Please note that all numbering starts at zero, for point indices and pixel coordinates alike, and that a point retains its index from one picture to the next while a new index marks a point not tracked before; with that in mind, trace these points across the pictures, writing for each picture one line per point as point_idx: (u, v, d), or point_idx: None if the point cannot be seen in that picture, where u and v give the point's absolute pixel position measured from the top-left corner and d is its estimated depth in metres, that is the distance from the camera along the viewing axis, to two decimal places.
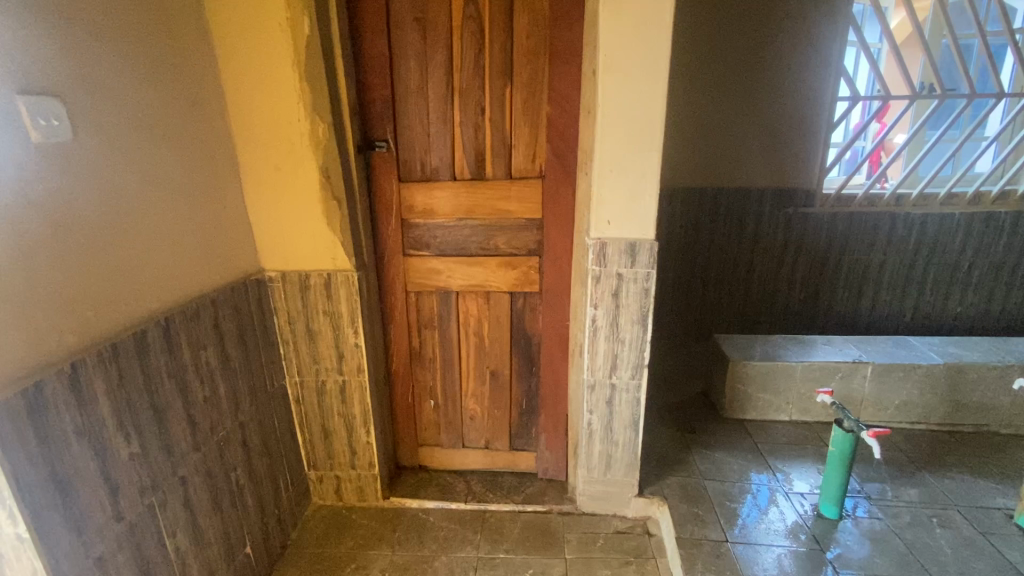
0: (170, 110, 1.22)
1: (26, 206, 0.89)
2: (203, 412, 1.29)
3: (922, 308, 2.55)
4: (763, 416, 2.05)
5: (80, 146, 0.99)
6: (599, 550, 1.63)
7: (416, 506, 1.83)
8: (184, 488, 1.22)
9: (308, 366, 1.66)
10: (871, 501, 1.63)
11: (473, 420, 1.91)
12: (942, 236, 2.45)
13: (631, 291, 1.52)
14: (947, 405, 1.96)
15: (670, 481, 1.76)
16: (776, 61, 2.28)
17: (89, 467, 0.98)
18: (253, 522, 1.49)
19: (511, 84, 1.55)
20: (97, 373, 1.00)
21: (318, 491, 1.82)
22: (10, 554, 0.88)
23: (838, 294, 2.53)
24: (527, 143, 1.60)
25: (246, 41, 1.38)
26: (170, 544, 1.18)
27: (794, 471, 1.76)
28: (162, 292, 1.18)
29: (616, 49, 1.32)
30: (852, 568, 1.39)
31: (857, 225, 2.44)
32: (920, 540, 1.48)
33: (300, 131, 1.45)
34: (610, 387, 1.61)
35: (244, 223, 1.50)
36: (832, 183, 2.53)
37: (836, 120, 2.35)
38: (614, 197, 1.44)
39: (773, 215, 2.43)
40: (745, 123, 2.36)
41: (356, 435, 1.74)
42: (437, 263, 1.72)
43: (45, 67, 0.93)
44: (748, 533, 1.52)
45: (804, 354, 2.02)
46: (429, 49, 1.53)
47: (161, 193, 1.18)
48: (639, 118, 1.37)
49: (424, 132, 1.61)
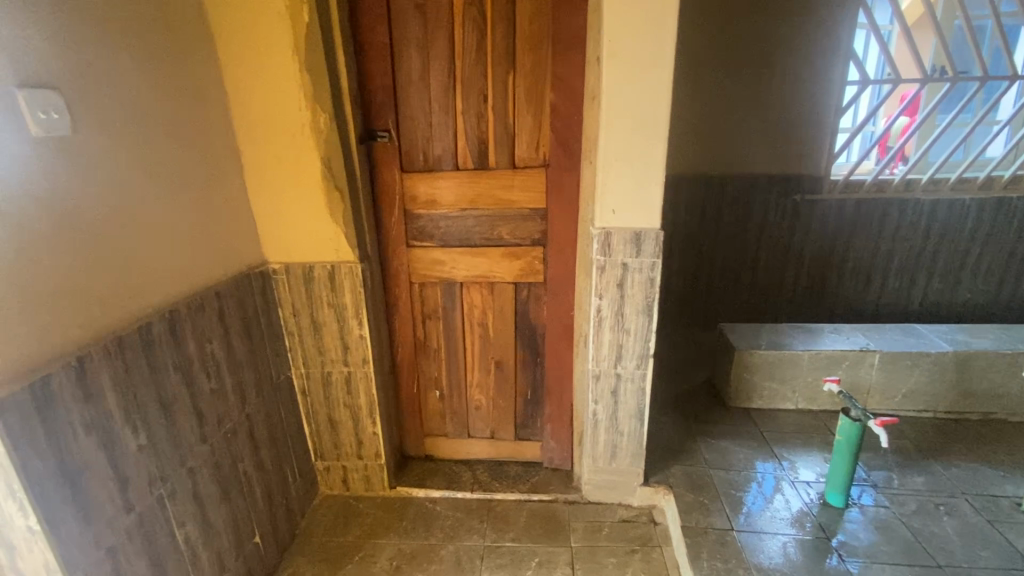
0: (171, 103, 1.22)
1: (28, 201, 0.89)
2: (209, 404, 1.29)
3: (931, 295, 2.53)
4: (769, 404, 2.04)
5: (81, 139, 0.99)
6: (604, 538, 1.64)
7: (422, 495, 1.84)
8: (192, 479, 1.23)
9: (314, 357, 1.67)
10: (877, 489, 1.63)
11: (479, 410, 1.91)
12: (952, 223, 2.42)
13: (636, 280, 1.51)
14: (956, 393, 1.95)
15: (676, 470, 1.76)
16: (784, 45, 2.24)
17: (98, 459, 0.99)
18: (261, 511, 1.50)
19: (514, 72, 1.52)
20: (103, 367, 1.00)
21: (325, 480, 1.84)
22: (23, 545, 0.90)
23: (846, 281, 2.50)
24: (530, 132, 1.58)
25: (245, 31, 1.36)
26: (180, 534, 1.19)
27: (799, 460, 1.76)
28: (165, 286, 1.18)
29: (620, 35, 1.29)
30: (858, 556, 1.39)
31: (866, 211, 2.41)
32: (927, 528, 1.47)
33: (301, 122, 1.43)
34: (616, 376, 1.61)
35: (247, 214, 1.49)
36: (840, 169, 2.50)
37: (845, 105, 2.31)
38: (619, 186, 1.42)
39: (780, 203, 2.41)
40: (752, 109, 2.32)
41: (361, 426, 1.75)
42: (441, 254, 1.72)
43: (43, 59, 0.92)
44: (753, 521, 1.52)
45: (811, 343, 2.01)
46: (430, 36, 1.51)
47: (163, 185, 1.18)
48: (645, 106, 1.35)
49: (426, 120, 1.60)
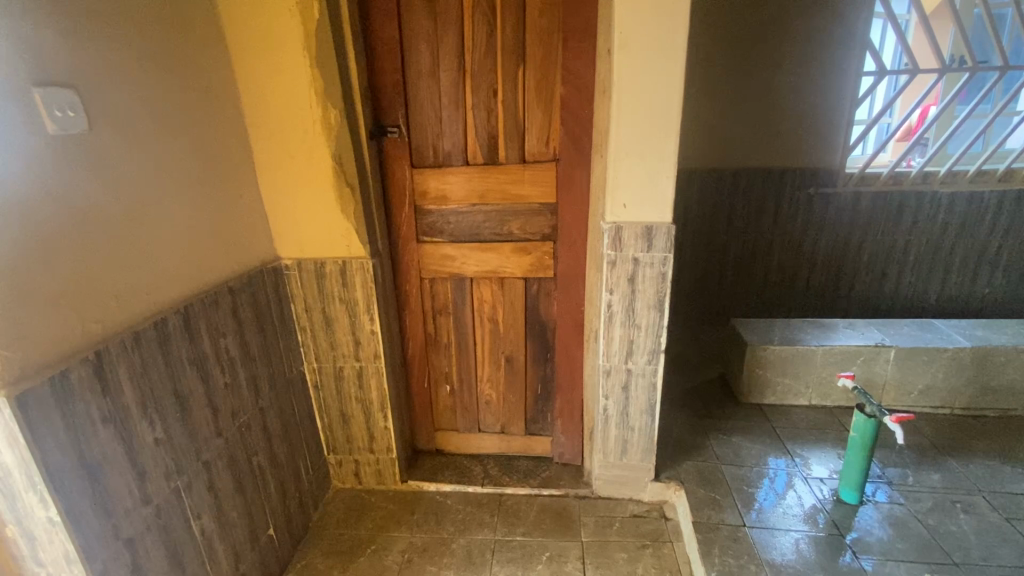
0: (184, 99, 1.23)
1: (45, 198, 0.90)
2: (224, 399, 1.31)
3: (949, 290, 2.48)
4: (782, 400, 2.02)
5: (96, 137, 1.00)
6: (615, 533, 1.64)
7: (434, 489, 1.86)
8: (208, 472, 1.25)
9: (326, 352, 1.68)
10: (892, 486, 1.61)
11: (489, 405, 1.92)
12: (970, 217, 2.37)
13: (648, 275, 1.49)
14: (973, 389, 1.91)
15: (687, 466, 1.75)
16: (797, 36, 2.20)
17: (117, 452, 1.01)
18: (275, 503, 1.52)
19: (524, 66, 1.52)
20: (121, 362, 1.02)
21: (338, 474, 1.86)
22: (45, 535, 0.92)
23: (861, 276, 2.47)
24: (540, 126, 1.57)
25: (256, 27, 1.36)
26: (196, 525, 1.21)
27: (813, 456, 1.75)
28: (180, 282, 1.19)
29: (632, 27, 1.28)
30: (873, 554, 1.37)
31: (882, 204, 2.37)
32: (944, 526, 1.46)
33: (312, 118, 1.44)
34: (626, 371, 1.60)
35: (259, 210, 1.50)
36: (855, 162, 2.47)
37: (861, 97, 2.27)
38: (630, 179, 1.41)
39: (793, 196, 2.37)
40: (764, 101, 2.29)
41: (373, 420, 1.77)
42: (451, 249, 1.72)
43: (59, 58, 0.93)
44: (766, 517, 1.51)
45: (824, 338, 1.99)
46: (440, 31, 1.51)
47: (177, 182, 1.19)
48: (657, 99, 1.33)
49: (436, 116, 1.60)
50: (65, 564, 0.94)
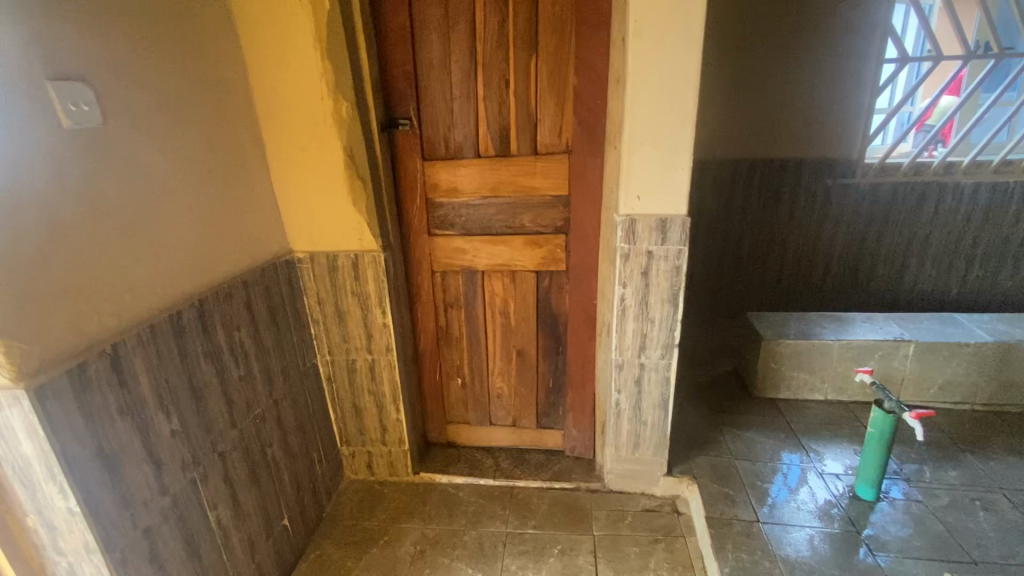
0: (197, 93, 1.22)
1: (61, 191, 0.91)
2: (238, 392, 1.32)
3: (970, 284, 2.43)
4: (797, 395, 2.00)
5: (110, 131, 1.00)
6: (627, 528, 1.63)
7: (446, 481, 1.86)
8: (224, 463, 1.26)
9: (339, 345, 1.69)
10: (910, 483, 1.59)
11: (501, 398, 1.92)
12: (994, 208, 2.31)
13: (662, 268, 1.47)
14: (994, 385, 1.87)
15: (700, 461, 1.74)
16: (817, 23, 2.15)
17: (133, 444, 1.02)
18: (289, 494, 1.54)
19: (537, 56, 1.49)
20: (137, 355, 1.03)
21: (351, 465, 1.87)
22: (65, 525, 0.93)
23: (879, 269, 2.42)
24: (553, 117, 1.55)
25: (267, 19, 1.35)
26: (212, 515, 1.23)
27: (829, 452, 1.72)
28: (194, 275, 1.20)
29: (647, 15, 1.25)
30: (890, 551, 1.35)
31: (902, 195, 2.31)
32: (963, 523, 1.43)
33: (323, 111, 1.43)
34: (639, 366, 1.58)
35: (272, 203, 1.51)
36: (876, 151, 2.43)
37: (882, 84, 2.22)
38: (644, 171, 1.39)
39: (810, 187, 2.33)
40: (782, 90, 2.25)
41: (386, 413, 1.77)
42: (462, 243, 1.71)
43: (71, 52, 0.93)
44: (779, 514, 1.50)
45: (841, 333, 1.95)
46: (451, 21, 1.49)
47: (190, 175, 1.19)
48: (673, 88, 1.31)
49: (447, 107, 1.58)
50: (85, 554, 0.95)
